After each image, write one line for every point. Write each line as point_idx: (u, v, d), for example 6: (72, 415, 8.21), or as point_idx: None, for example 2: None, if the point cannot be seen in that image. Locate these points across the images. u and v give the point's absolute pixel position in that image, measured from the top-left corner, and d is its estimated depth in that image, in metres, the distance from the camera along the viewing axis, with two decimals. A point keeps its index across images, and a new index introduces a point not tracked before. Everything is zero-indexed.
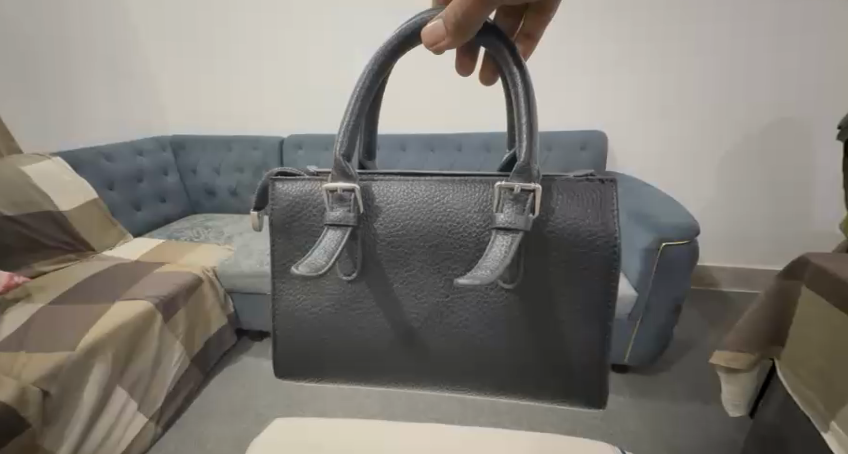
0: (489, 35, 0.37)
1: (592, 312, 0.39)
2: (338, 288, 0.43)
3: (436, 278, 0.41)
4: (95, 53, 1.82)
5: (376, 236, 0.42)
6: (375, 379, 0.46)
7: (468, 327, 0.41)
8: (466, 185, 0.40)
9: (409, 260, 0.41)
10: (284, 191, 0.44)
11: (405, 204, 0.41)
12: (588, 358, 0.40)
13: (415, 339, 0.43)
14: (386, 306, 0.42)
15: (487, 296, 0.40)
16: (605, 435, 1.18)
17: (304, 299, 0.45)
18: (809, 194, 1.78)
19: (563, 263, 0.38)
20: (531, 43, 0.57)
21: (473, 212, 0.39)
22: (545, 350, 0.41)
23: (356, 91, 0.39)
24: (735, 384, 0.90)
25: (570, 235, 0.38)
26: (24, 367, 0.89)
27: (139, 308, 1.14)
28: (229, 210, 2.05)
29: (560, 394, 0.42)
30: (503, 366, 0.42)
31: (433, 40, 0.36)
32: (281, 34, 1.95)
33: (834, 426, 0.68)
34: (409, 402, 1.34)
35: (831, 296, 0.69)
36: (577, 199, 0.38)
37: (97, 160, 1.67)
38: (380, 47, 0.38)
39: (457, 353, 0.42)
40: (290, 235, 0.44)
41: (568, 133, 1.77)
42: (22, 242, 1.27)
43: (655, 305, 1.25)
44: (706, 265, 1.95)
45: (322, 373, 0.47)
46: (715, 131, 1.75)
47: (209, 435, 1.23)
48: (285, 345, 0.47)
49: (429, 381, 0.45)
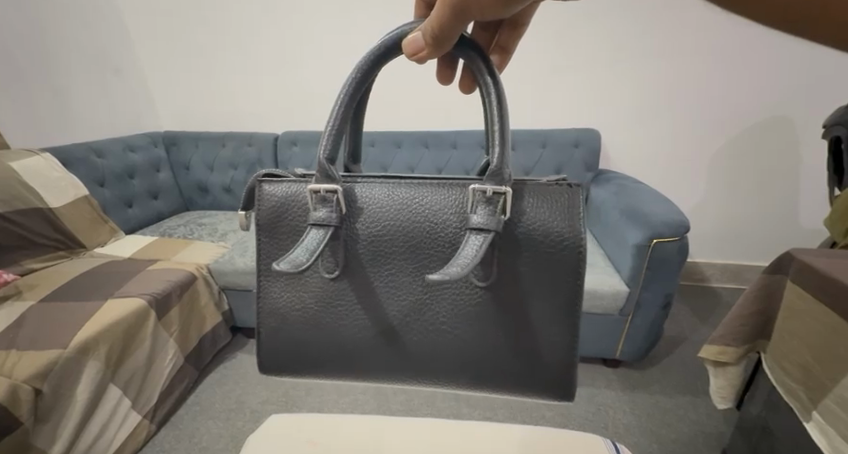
0: (465, 47, 0.41)
1: (560, 308, 0.43)
2: (321, 286, 0.45)
3: (416, 276, 0.43)
4: (83, 49, 1.80)
5: (359, 235, 0.44)
6: (358, 375, 0.47)
7: (446, 322, 0.44)
8: (444, 189, 0.43)
9: (389, 259, 0.44)
10: (271, 193, 0.45)
11: (388, 206, 0.43)
12: (556, 352, 0.44)
13: (395, 336, 0.45)
14: (369, 304, 0.44)
15: (463, 292, 0.43)
16: (596, 429, 1.20)
17: (287, 296, 0.46)
18: (797, 192, 1.81)
19: (533, 262, 0.42)
20: (506, 55, 0.57)
21: (450, 213, 0.42)
22: (517, 344, 0.44)
23: (341, 97, 0.42)
24: (722, 377, 0.92)
25: (539, 236, 0.41)
26: (15, 366, 0.89)
27: (132, 305, 1.13)
28: (223, 206, 2.04)
29: (530, 385, 0.45)
30: (478, 360, 0.44)
31: (415, 50, 0.39)
32: (278, 31, 1.93)
33: (815, 416, 0.70)
34: (404, 398, 1.35)
35: (817, 292, 0.71)
36: (546, 203, 0.42)
37: (88, 157, 1.65)
38: (363, 57, 0.42)
39: (435, 348, 0.45)
40: (274, 235, 0.45)
41: (561, 130, 1.78)
42: (12, 240, 1.26)
43: (645, 301, 1.27)
44: (696, 262, 1.98)
45: (304, 370, 0.48)
46: (711, 129, 1.77)
47: (202, 433, 1.23)
48: (268, 342, 0.48)
49: (409, 376, 0.47)
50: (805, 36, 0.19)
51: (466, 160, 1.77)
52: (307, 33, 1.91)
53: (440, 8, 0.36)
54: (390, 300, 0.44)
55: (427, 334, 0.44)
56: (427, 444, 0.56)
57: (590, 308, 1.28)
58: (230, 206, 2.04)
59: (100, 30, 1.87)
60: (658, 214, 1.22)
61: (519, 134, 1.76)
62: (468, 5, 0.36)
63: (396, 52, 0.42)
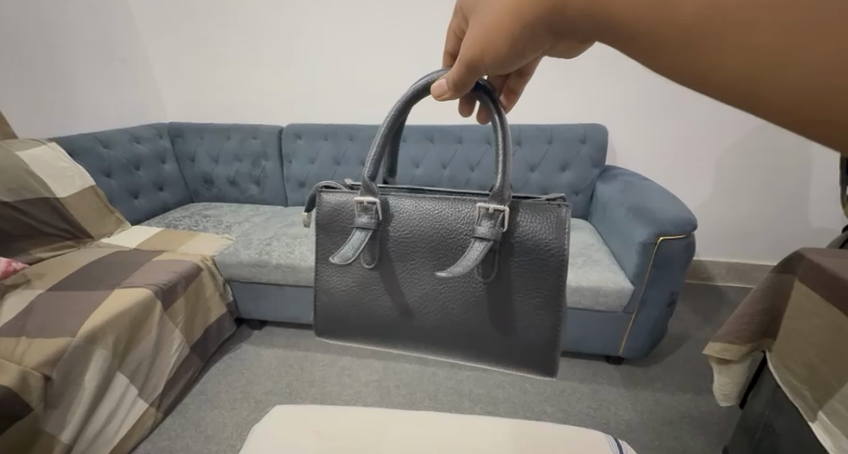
0: (480, 91, 0.44)
1: (548, 305, 0.45)
2: (359, 275, 0.50)
3: (432, 272, 0.47)
4: (89, 41, 1.80)
5: (389, 237, 0.48)
6: (386, 348, 0.52)
7: (459, 311, 0.47)
8: (458, 202, 0.46)
9: (413, 257, 0.48)
10: (327, 201, 0.51)
11: (412, 213, 0.47)
12: (545, 342, 0.46)
13: (417, 319, 0.49)
14: (396, 293, 0.49)
15: (473, 288, 0.46)
16: (598, 423, 1.21)
17: (331, 282, 0.51)
18: (805, 191, 1.79)
19: (527, 266, 0.45)
20: (514, 97, 0.57)
21: (464, 222, 0.46)
22: (512, 334, 0.47)
23: (382, 130, 0.47)
24: (726, 374, 0.92)
25: (533, 246, 0.44)
26: (25, 353, 0.91)
27: (140, 293, 1.15)
28: (229, 198, 2.06)
29: (523, 369, 0.48)
30: (482, 343, 0.48)
31: (439, 92, 0.43)
32: (281, 23, 1.91)
33: (821, 417, 0.71)
34: (406, 390, 1.36)
35: (825, 292, 0.70)
36: (540, 217, 0.44)
37: (95, 147, 1.66)
38: (401, 97, 0.46)
39: (448, 331, 0.48)
40: (329, 234, 0.51)
41: (568, 125, 1.77)
42: (21, 229, 1.27)
43: (650, 299, 1.27)
44: (701, 260, 1.98)
45: (344, 342, 0.54)
46: (719, 127, 1.75)
47: (209, 420, 1.25)
48: (319, 317, 0.53)
49: (426, 353, 0.51)
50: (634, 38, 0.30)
51: (471, 154, 1.76)
52: (309, 27, 1.89)
53: (459, 62, 0.39)
54: (412, 290, 0.48)
55: (442, 320, 0.48)
56: (428, 435, 0.57)
57: (593, 304, 1.29)
58: (235, 198, 2.06)
59: (103, 19, 1.86)
60: (665, 212, 1.21)
61: (525, 129, 1.76)
62: (478, 60, 0.38)
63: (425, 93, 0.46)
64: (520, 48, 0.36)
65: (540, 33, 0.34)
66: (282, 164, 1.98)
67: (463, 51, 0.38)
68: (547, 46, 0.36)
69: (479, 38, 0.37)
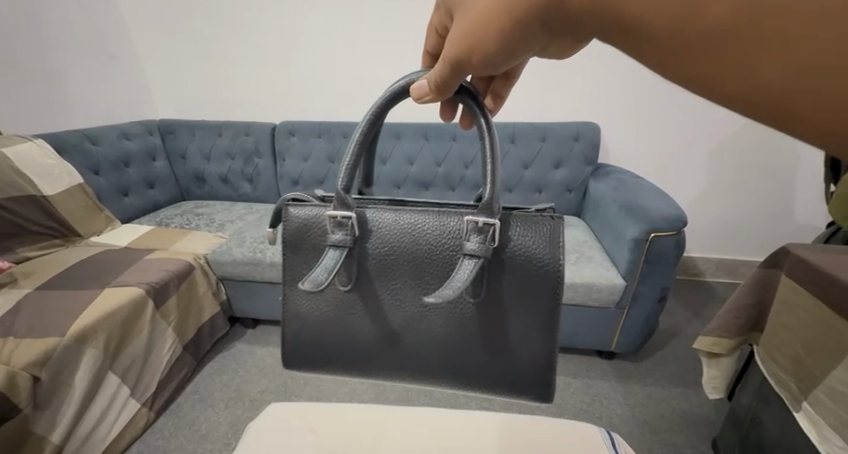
0: (464, 94, 0.44)
1: (537, 320, 0.46)
2: (336, 297, 0.50)
3: (415, 290, 0.48)
4: (77, 36, 1.77)
5: (368, 254, 0.48)
6: (364, 372, 0.53)
7: (442, 329, 0.48)
8: (443, 215, 0.47)
9: (395, 275, 0.48)
10: (296, 215, 0.51)
11: (393, 227, 0.48)
12: (535, 357, 0.48)
13: (397, 341, 0.50)
14: (374, 313, 0.49)
15: (458, 307, 0.47)
16: (591, 418, 1.23)
17: (305, 304, 0.51)
18: (792, 188, 1.83)
19: (516, 281, 0.46)
20: (499, 101, 0.57)
21: (446, 239, 0.46)
22: (498, 351, 0.48)
23: (356, 137, 0.47)
24: (715, 367, 0.94)
25: (523, 260, 0.45)
26: (13, 353, 0.89)
27: (131, 293, 1.13)
28: (220, 196, 2.05)
29: (509, 387, 0.49)
30: (469, 360, 0.49)
31: (419, 94, 0.44)
32: (279, 21, 1.90)
33: (806, 407, 0.73)
34: (401, 387, 1.36)
35: (810, 286, 0.72)
36: (533, 229, 0.45)
37: (83, 144, 1.64)
38: (378, 101, 0.46)
39: (431, 350, 0.49)
40: (298, 252, 0.51)
41: (562, 124, 1.78)
42: (6, 229, 1.25)
43: (642, 295, 1.28)
44: (691, 256, 2.01)
45: (318, 367, 0.54)
46: (709, 125, 1.78)
47: (203, 420, 1.24)
48: (293, 340, 0.53)
49: (407, 375, 0.51)
50: (625, 42, 0.28)
51: (466, 152, 1.77)
52: (305, 24, 1.89)
53: (442, 63, 0.39)
54: (393, 310, 0.49)
55: (426, 338, 0.49)
56: (427, 434, 0.58)
57: (586, 301, 1.30)
58: (228, 196, 2.04)
59: (94, 16, 1.83)
60: (656, 209, 1.23)
61: (519, 126, 1.77)
62: (462, 61, 0.38)
63: (403, 95, 0.46)
64: (508, 49, 0.35)
65: (532, 28, 0.33)
66: (275, 161, 1.96)
67: (445, 50, 0.38)
68: (536, 47, 0.36)
69: (462, 37, 0.36)
